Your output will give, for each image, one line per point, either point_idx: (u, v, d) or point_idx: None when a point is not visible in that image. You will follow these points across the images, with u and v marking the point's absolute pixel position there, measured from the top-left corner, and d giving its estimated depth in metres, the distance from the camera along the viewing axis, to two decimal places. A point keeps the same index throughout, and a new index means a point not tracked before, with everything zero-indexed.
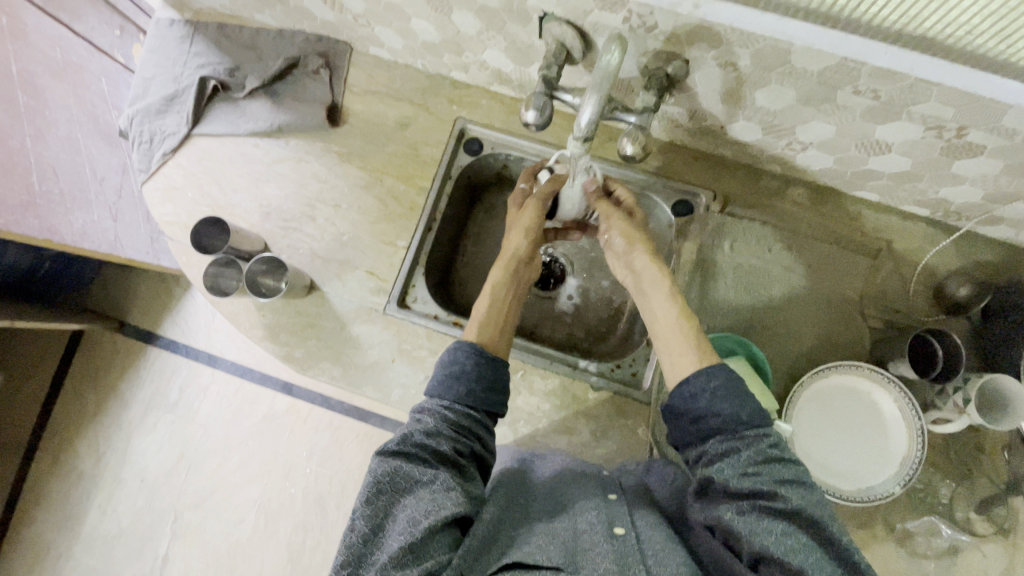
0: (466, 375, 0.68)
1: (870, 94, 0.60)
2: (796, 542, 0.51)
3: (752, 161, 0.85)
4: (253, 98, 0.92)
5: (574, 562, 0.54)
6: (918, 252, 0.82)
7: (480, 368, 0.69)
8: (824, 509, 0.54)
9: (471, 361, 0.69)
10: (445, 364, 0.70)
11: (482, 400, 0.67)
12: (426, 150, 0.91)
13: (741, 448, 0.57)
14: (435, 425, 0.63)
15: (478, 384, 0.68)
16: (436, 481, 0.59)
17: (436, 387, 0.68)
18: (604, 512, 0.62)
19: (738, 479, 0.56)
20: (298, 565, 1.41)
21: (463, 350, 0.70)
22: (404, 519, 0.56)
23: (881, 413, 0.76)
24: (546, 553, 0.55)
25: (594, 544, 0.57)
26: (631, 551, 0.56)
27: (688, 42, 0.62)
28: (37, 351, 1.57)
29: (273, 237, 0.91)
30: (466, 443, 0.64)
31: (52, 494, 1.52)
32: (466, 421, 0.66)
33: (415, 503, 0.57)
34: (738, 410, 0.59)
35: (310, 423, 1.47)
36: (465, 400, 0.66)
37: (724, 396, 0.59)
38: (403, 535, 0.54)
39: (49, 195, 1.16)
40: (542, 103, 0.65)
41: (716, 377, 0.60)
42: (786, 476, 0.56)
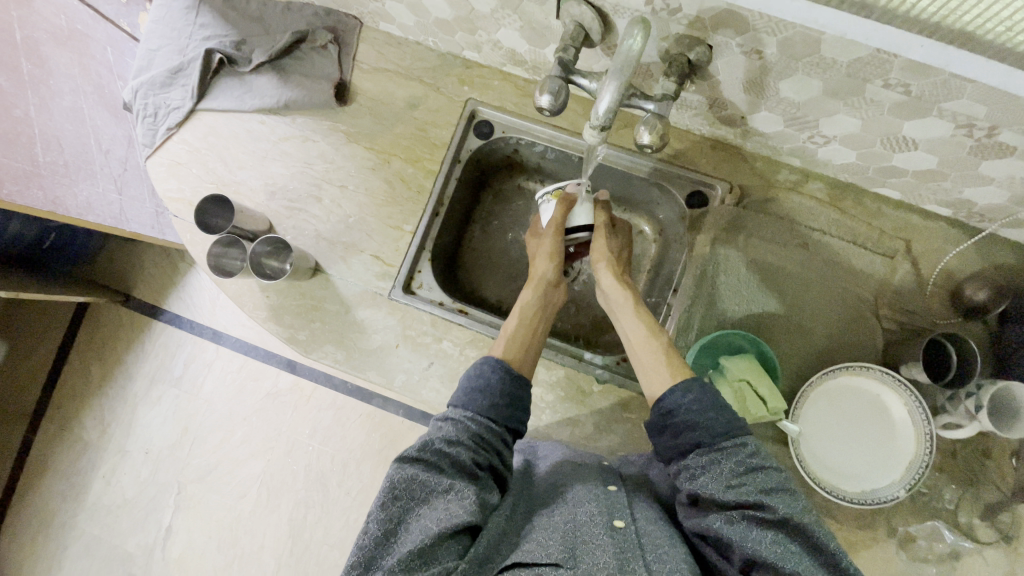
0: (491, 388, 0.68)
1: (901, 88, 0.57)
2: (787, 550, 0.51)
3: (771, 153, 0.82)
4: (260, 73, 0.90)
5: (574, 556, 0.53)
6: (938, 254, 0.80)
7: (507, 383, 0.69)
8: (813, 517, 0.54)
9: (496, 375, 0.69)
10: (470, 375, 0.71)
11: (505, 414, 0.68)
12: (434, 131, 0.89)
13: (722, 460, 0.56)
14: (456, 435, 0.64)
15: (501, 399, 0.68)
16: (453, 492, 0.58)
17: (460, 397, 0.68)
18: (604, 506, 0.61)
19: (723, 492, 0.55)
20: (299, 540, 1.43)
21: (490, 366, 0.70)
22: (417, 526, 0.55)
23: (889, 415, 0.75)
24: (545, 549, 0.54)
25: (594, 537, 0.56)
26: (630, 545, 0.55)
27: (712, 28, 0.59)
28: (43, 321, 1.58)
29: (278, 217, 0.89)
30: (486, 456, 0.64)
31: (58, 462, 1.54)
32: (488, 434, 0.65)
33: (429, 511, 0.56)
34: (714, 424, 0.58)
35: (313, 402, 1.48)
36: (489, 412, 0.67)
37: (701, 409, 0.59)
38: (416, 541, 0.53)
39: (54, 167, 1.19)
40: (557, 87, 0.62)
41: (692, 392, 0.61)
42: (771, 483, 0.55)
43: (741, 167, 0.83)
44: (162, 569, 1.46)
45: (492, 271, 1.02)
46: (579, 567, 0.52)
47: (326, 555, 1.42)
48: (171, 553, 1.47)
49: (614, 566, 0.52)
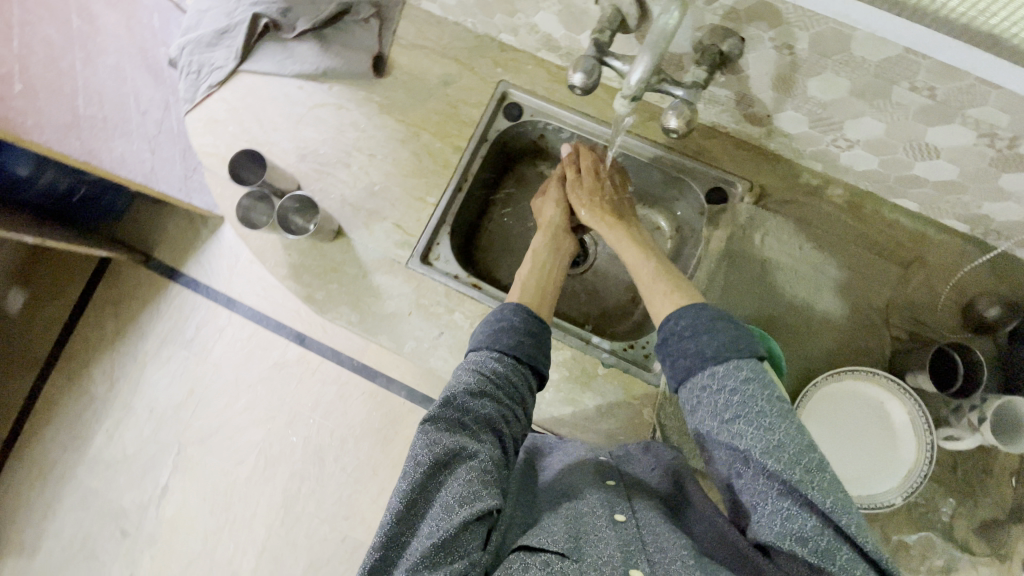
0: (514, 330, 0.70)
1: (927, 92, 0.59)
2: (788, 505, 0.52)
3: (793, 155, 0.84)
4: (302, 41, 0.93)
5: (578, 547, 0.57)
6: (952, 268, 0.80)
7: (528, 325, 0.71)
8: (812, 460, 0.53)
9: (519, 319, 0.72)
10: (491, 321, 0.72)
11: (527, 354, 0.69)
12: (465, 109, 0.91)
13: (714, 387, 0.58)
14: (478, 387, 0.64)
15: (524, 339, 0.70)
16: (475, 459, 0.60)
17: (483, 342, 0.70)
18: (604, 501, 0.64)
19: (720, 430, 0.57)
20: (291, 511, 1.44)
21: (511, 310, 0.73)
22: (441, 502, 0.56)
23: (892, 421, 0.75)
24: (552, 536, 0.58)
25: (596, 529, 0.60)
26: (632, 539, 0.59)
27: (746, 20, 0.62)
28: (64, 273, 1.61)
29: (306, 178, 0.91)
30: (509, 408, 0.65)
31: (62, 413, 1.57)
32: (510, 381, 0.67)
33: (452, 484, 0.58)
34: (703, 346, 0.61)
35: (318, 375, 1.50)
36: (511, 356, 0.68)
37: (694, 335, 0.62)
38: (439, 523, 0.55)
39: (93, 120, 1.21)
40: (591, 66, 0.64)
41: (685, 318, 0.64)
42: (766, 418, 0.55)
43: (762, 167, 0.85)
44: (154, 527, 1.48)
45: (507, 253, 1.04)
46: (584, 561, 0.55)
47: (315, 529, 1.43)
48: (164, 512, 1.48)
49: (617, 559, 0.56)
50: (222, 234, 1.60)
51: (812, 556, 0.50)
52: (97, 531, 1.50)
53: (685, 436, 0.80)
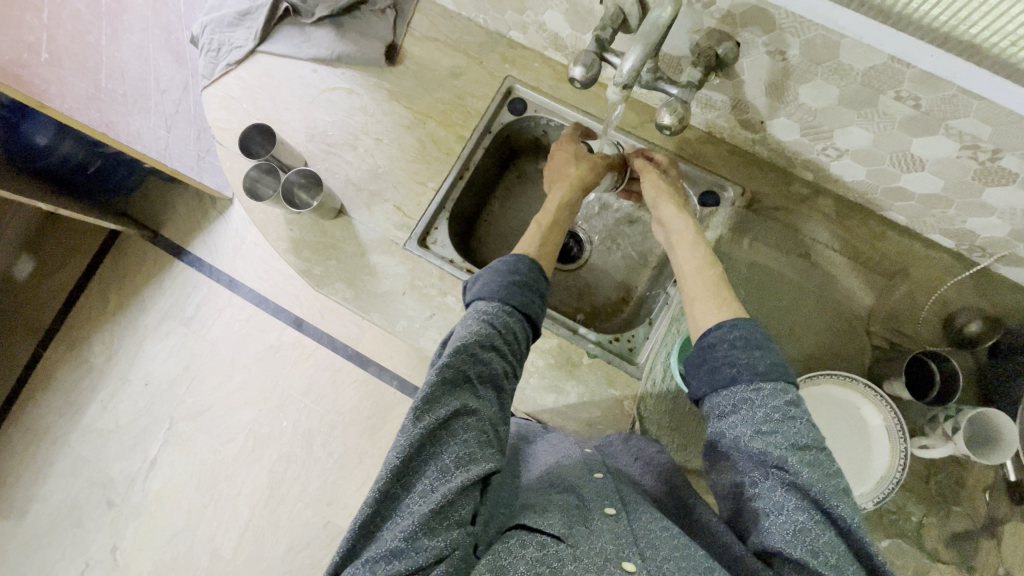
0: (525, 285, 0.69)
1: (911, 102, 0.61)
2: (805, 520, 0.50)
3: (785, 164, 0.86)
4: (320, 27, 0.96)
5: (573, 533, 0.54)
6: (935, 283, 0.82)
7: (537, 283, 0.71)
8: (840, 482, 0.53)
9: (531, 272, 0.70)
10: (501, 270, 0.70)
11: (532, 311, 0.68)
12: (471, 101, 0.95)
13: (756, 400, 0.56)
14: (486, 339, 0.63)
15: (532, 296, 0.69)
16: (476, 416, 0.58)
17: (492, 292, 0.68)
18: (596, 494, 0.61)
19: (752, 438, 0.55)
20: (276, 493, 1.45)
21: (525, 263, 0.71)
22: (439, 462, 0.55)
23: (866, 428, 0.76)
24: (548, 520, 0.55)
25: (589, 522, 0.57)
26: (624, 532, 0.56)
27: (742, 24, 0.65)
28: (72, 243, 1.64)
29: (314, 158, 0.94)
30: (511, 364, 0.65)
31: (59, 381, 1.59)
32: (515, 335, 0.66)
33: (451, 444, 0.56)
34: (757, 362, 0.58)
35: (313, 359, 1.52)
36: (519, 311, 0.67)
37: (743, 346, 0.60)
38: (435, 486, 0.53)
39: (113, 94, 1.25)
40: (591, 61, 0.67)
41: (740, 328, 0.61)
42: (803, 440, 0.54)
43: (756, 173, 0.87)
44: (140, 500, 1.49)
45: (504, 246, 1.06)
46: (578, 547, 0.52)
47: (298, 512, 1.44)
48: (151, 485, 1.50)
49: (610, 550, 0.53)
50: (229, 215, 1.63)
51: (822, 568, 0.47)
52: (82, 500, 1.50)
53: (664, 429, 0.83)
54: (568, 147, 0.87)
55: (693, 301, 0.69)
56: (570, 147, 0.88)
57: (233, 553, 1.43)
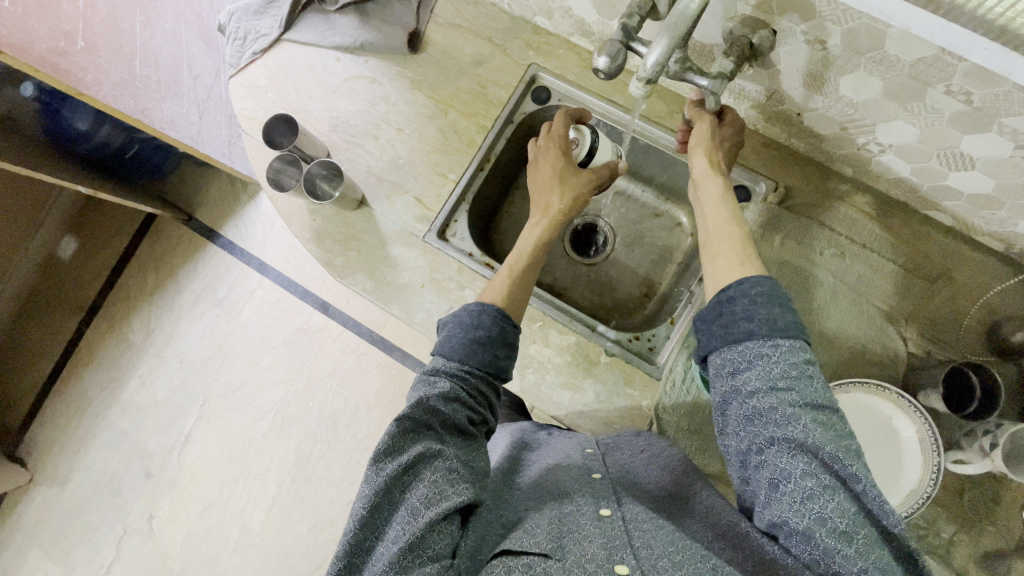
0: (488, 342, 0.68)
1: (962, 97, 0.56)
2: (813, 485, 0.49)
3: (822, 158, 0.82)
4: (343, 13, 0.95)
5: (561, 547, 0.54)
6: (979, 288, 0.77)
7: (502, 334, 0.70)
8: (850, 443, 0.52)
9: (495, 326, 0.69)
10: (465, 325, 0.69)
11: (498, 366, 0.69)
12: (494, 90, 0.92)
13: (771, 355, 0.55)
14: (452, 391, 0.64)
15: (498, 348, 0.69)
16: (441, 459, 0.59)
17: (457, 350, 0.68)
18: (589, 497, 0.62)
19: (765, 394, 0.53)
20: (302, 470, 1.51)
21: (489, 315, 0.70)
22: (407, 505, 0.56)
23: (899, 439, 0.72)
24: (534, 538, 0.55)
25: (580, 528, 0.57)
26: (617, 533, 0.56)
27: (779, 11, 0.61)
28: (113, 225, 1.70)
29: (336, 147, 0.94)
30: (479, 412, 0.66)
31: (100, 356, 1.66)
32: (477, 387, 0.67)
33: (419, 487, 0.57)
34: (773, 317, 0.56)
35: (338, 343, 1.56)
36: (481, 370, 0.67)
37: (764, 301, 0.57)
38: (405, 527, 0.54)
39: (148, 81, 1.32)
40: (615, 50, 0.64)
41: (760, 285, 0.58)
42: (818, 399, 0.53)
43: (790, 168, 0.83)
44: (175, 472, 1.56)
45: None
46: (567, 560, 0.52)
47: (323, 490, 1.49)
48: (186, 459, 1.57)
49: (601, 555, 0.53)
50: (259, 200, 1.67)
51: (830, 536, 0.47)
52: (123, 470, 1.59)
53: (682, 432, 0.79)
54: (552, 163, 0.84)
55: (715, 258, 0.65)
56: (559, 161, 0.84)
57: (261, 526, 1.49)
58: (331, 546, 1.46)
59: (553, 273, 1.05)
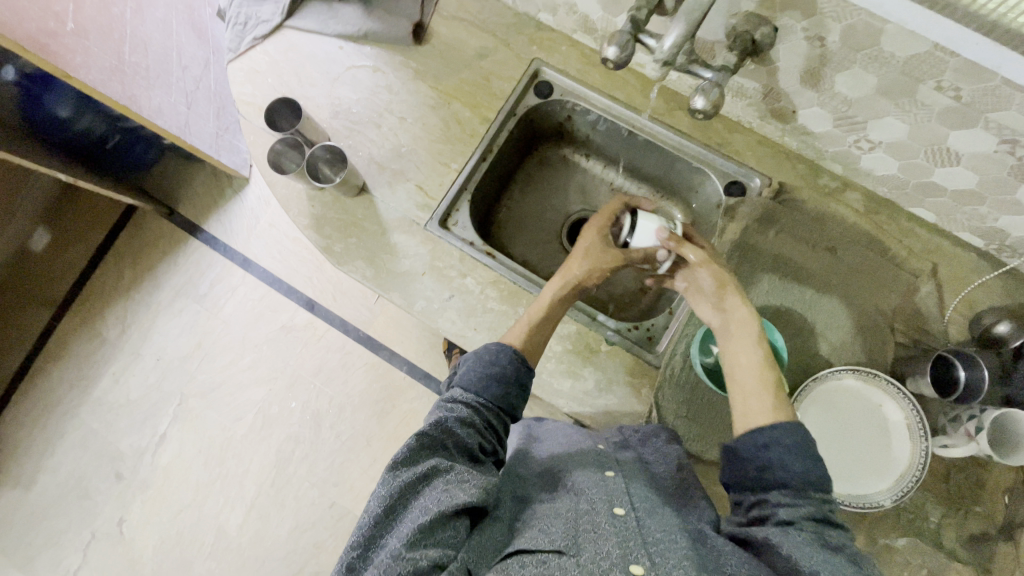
0: (502, 378, 0.71)
1: (952, 93, 0.60)
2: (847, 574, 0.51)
3: (815, 156, 0.85)
4: (347, 3, 0.96)
5: (575, 544, 0.54)
6: (963, 282, 0.81)
7: (517, 373, 0.72)
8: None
9: (511, 364, 0.72)
10: (482, 361, 0.72)
11: (509, 402, 0.71)
12: (497, 82, 0.93)
13: (802, 498, 0.57)
14: (469, 418, 0.67)
15: (512, 387, 0.71)
16: (453, 471, 0.60)
17: (473, 382, 0.71)
18: (604, 494, 0.62)
19: (795, 521, 0.56)
20: (283, 472, 1.47)
21: (506, 355, 0.72)
22: (419, 504, 0.56)
23: (887, 424, 0.75)
24: (549, 537, 0.55)
25: (595, 525, 0.57)
26: (631, 534, 0.56)
27: (782, 8, 0.64)
28: (91, 218, 1.65)
29: (337, 135, 0.94)
30: (490, 443, 0.67)
31: (71, 353, 1.60)
32: (492, 422, 0.69)
33: (431, 491, 0.57)
34: (803, 464, 0.59)
35: (324, 341, 1.54)
36: (493, 404, 0.70)
37: (797, 452, 0.59)
38: (414, 521, 0.53)
39: (136, 68, 1.29)
40: (625, 41, 0.67)
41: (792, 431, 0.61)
42: (839, 537, 0.55)
43: (785, 165, 0.87)
44: (148, 474, 1.50)
45: (522, 232, 1.07)
46: (582, 557, 0.52)
47: (304, 492, 1.45)
48: (159, 460, 1.51)
49: (616, 554, 0.52)
50: (245, 195, 1.65)
51: None
52: (91, 472, 1.52)
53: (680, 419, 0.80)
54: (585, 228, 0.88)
55: (746, 398, 0.66)
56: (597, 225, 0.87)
57: (238, 530, 1.44)
58: (310, 552, 1.42)
59: (549, 266, 1.06)
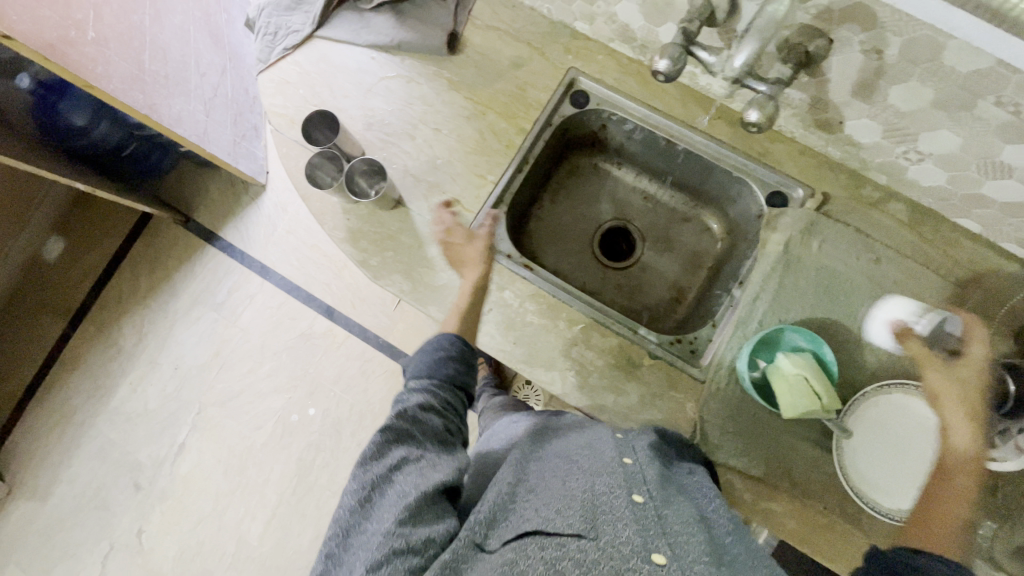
0: (451, 361, 0.73)
1: (1011, 108, 0.60)
2: None
3: (858, 165, 0.85)
4: (379, 12, 0.94)
5: (594, 527, 0.53)
6: (1010, 292, 0.78)
7: (462, 354, 0.75)
8: None
9: (455, 348, 0.74)
10: (428, 351, 0.74)
11: (461, 381, 0.74)
12: (532, 92, 0.92)
13: None
14: (427, 403, 0.69)
15: (461, 368, 0.74)
16: (423, 457, 0.63)
17: (424, 369, 0.73)
18: (622, 480, 0.60)
19: None
20: (304, 480, 1.46)
21: (445, 342, 0.74)
22: (393, 493, 0.58)
23: (935, 439, 0.73)
24: (566, 519, 0.54)
25: (614, 509, 0.55)
26: (651, 522, 0.54)
27: (839, 21, 0.63)
28: (106, 226, 1.64)
29: (371, 146, 0.92)
30: (454, 424, 0.70)
31: (87, 362, 1.58)
32: (452, 403, 0.72)
33: (404, 478, 0.60)
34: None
35: (344, 349, 1.53)
36: (447, 385, 0.72)
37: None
38: (391, 510, 0.56)
39: (156, 76, 1.25)
40: (676, 54, 0.66)
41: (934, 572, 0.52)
42: None
43: (827, 175, 0.86)
44: (167, 483, 1.49)
45: (555, 241, 1.06)
46: (601, 539, 0.51)
47: (326, 501, 1.44)
48: (179, 469, 1.50)
49: (636, 541, 0.51)
50: (262, 202, 1.64)
51: None
52: (110, 483, 1.51)
53: (726, 433, 0.79)
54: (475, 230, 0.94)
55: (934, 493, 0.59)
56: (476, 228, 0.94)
57: (259, 539, 1.43)
58: None
59: (581, 276, 1.05)
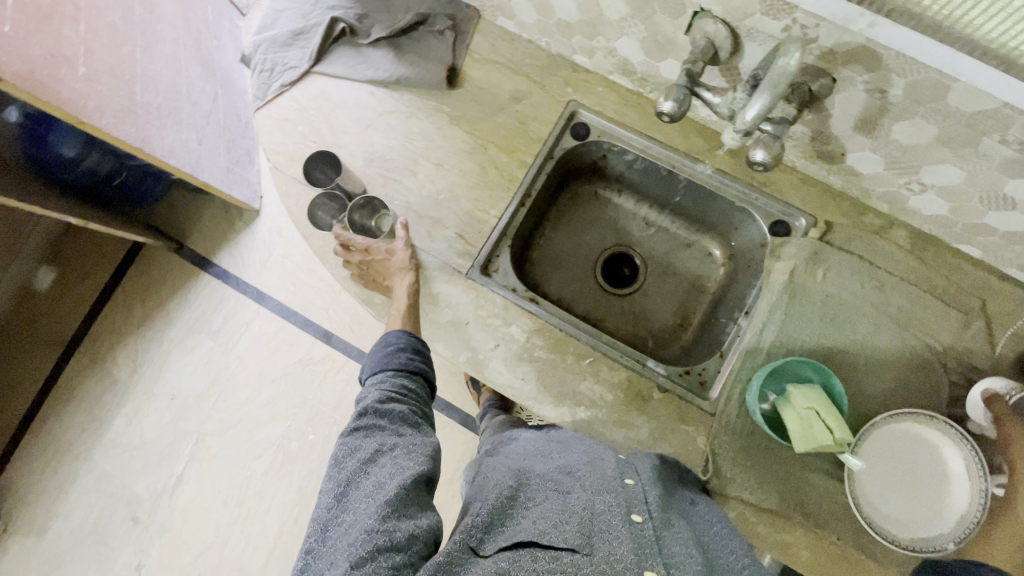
0: (404, 352, 0.77)
1: (1016, 146, 0.61)
2: None
3: (859, 194, 0.86)
4: (376, 47, 0.94)
5: (590, 543, 0.54)
6: (1012, 316, 0.79)
7: (413, 344, 0.79)
8: None
9: (404, 340, 0.78)
10: (381, 347, 0.78)
11: (418, 369, 0.78)
12: (534, 125, 0.92)
13: None
14: (388, 394, 0.73)
15: (415, 356, 0.78)
16: (397, 447, 0.66)
17: (378, 364, 0.77)
18: (621, 499, 0.61)
19: None
20: (307, 509, 1.44)
21: (394, 336, 0.79)
22: (371, 483, 0.61)
23: (946, 467, 0.71)
24: (562, 533, 0.55)
25: (611, 527, 0.57)
26: (647, 541, 0.56)
27: (843, 62, 0.64)
28: (97, 255, 1.61)
29: (372, 183, 0.92)
30: (419, 411, 0.74)
31: (81, 395, 1.55)
32: (413, 391, 0.75)
33: (380, 469, 0.63)
34: None
35: (343, 374, 1.52)
36: (405, 374, 0.76)
37: None
38: (371, 500, 0.59)
39: (148, 108, 1.21)
40: (681, 96, 0.67)
41: None
42: None
43: (829, 204, 0.87)
44: (166, 516, 1.47)
45: (557, 269, 1.06)
46: (595, 555, 0.53)
47: None
48: (177, 502, 1.47)
49: (631, 559, 0.53)
50: (256, 227, 1.63)
51: None
52: (107, 517, 1.48)
53: (739, 468, 0.78)
54: None
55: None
56: None
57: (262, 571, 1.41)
58: None
59: (584, 303, 1.05)
